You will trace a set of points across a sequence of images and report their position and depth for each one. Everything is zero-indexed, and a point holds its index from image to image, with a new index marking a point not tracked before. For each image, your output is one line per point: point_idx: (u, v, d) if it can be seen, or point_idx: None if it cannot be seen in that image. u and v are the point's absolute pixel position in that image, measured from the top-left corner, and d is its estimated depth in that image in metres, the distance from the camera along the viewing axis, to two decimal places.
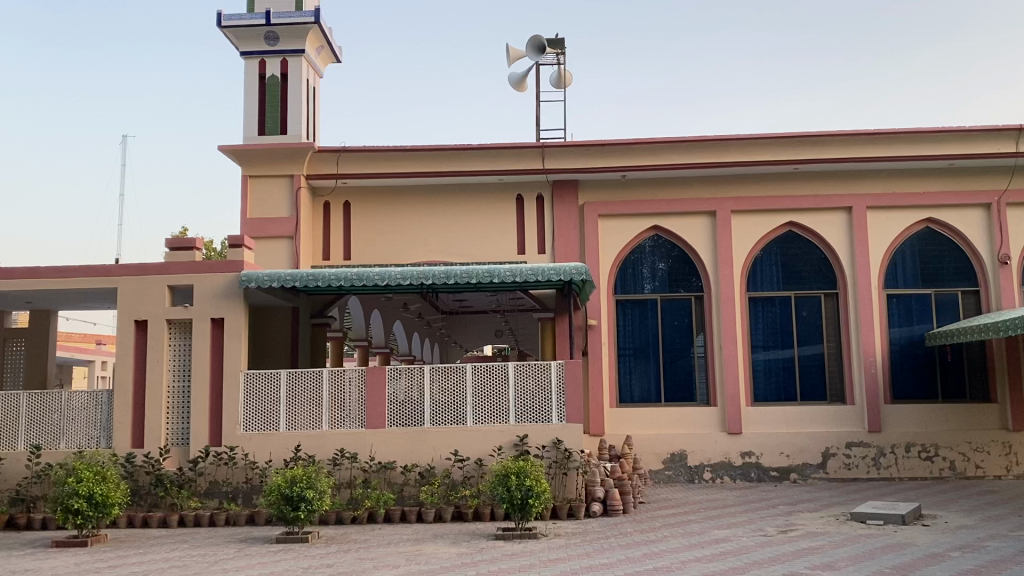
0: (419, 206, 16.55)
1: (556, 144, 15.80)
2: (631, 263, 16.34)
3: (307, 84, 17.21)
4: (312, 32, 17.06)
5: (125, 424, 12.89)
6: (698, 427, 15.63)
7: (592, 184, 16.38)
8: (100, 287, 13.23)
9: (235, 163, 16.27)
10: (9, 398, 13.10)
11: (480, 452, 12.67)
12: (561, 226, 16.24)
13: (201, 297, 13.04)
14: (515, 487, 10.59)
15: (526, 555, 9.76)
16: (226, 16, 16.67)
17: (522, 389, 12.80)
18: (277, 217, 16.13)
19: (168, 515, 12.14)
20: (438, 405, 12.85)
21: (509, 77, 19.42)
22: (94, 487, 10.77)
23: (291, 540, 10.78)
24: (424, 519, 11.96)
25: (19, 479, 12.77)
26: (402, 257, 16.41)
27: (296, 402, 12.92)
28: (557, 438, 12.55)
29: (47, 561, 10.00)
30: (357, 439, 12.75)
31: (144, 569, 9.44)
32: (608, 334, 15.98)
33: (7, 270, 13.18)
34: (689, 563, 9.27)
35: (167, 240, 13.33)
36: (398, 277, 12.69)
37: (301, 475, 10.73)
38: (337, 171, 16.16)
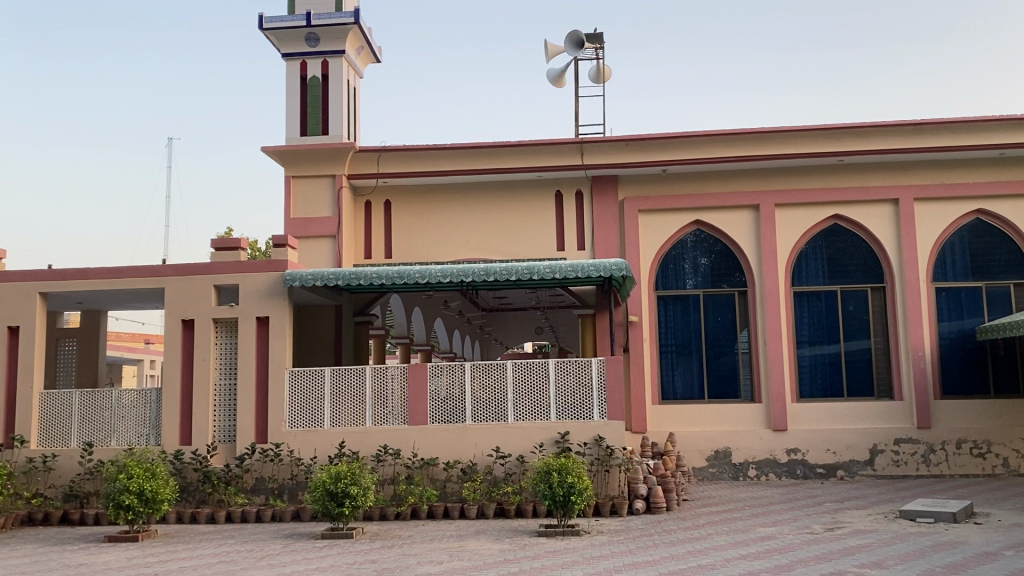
0: (460, 204, 16.59)
1: (595, 139, 15.74)
2: (672, 259, 16.20)
3: (348, 85, 17.37)
4: (353, 32, 17.20)
5: (173, 421, 13.14)
6: (742, 423, 15.46)
7: (632, 179, 16.28)
8: (149, 287, 13.50)
9: (279, 164, 16.47)
10: (62, 397, 13.45)
11: (522, 449, 12.67)
12: (601, 222, 16.18)
13: (247, 296, 13.24)
14: (557, 484, 10.59)
15: (569, 551, 9.76)
16: (268, 18, 16.88)
17: (564, 386, 12.78)
18: (320, 217, 16.32)
19: (217, 511, 12.36)
20: (479, 402, 12.89)
21: (548, 73, 19.38)
22: (144, 483, 10.99)
23: (336, 535, 10.90)
24: (467, 516, 12.00)
25: (73, 475, 13.10)
26: (443, 255, 16.48)
27: (340, 400, 13.06)
28: (599, 435, 12.50)
29: (100, 555, 10.25)
30: (400, 437, 12.84)
31: (194, 564, 9.64)
32: (650, 330, 15.87)
33: (59, 272, 13.52)
34: (733, 561, 9.17)
35: (213, 240, 13.51)
36: (439, 275, 12.73)
37: (346, 471, 10.85)
38: (377, 171, 16.28)
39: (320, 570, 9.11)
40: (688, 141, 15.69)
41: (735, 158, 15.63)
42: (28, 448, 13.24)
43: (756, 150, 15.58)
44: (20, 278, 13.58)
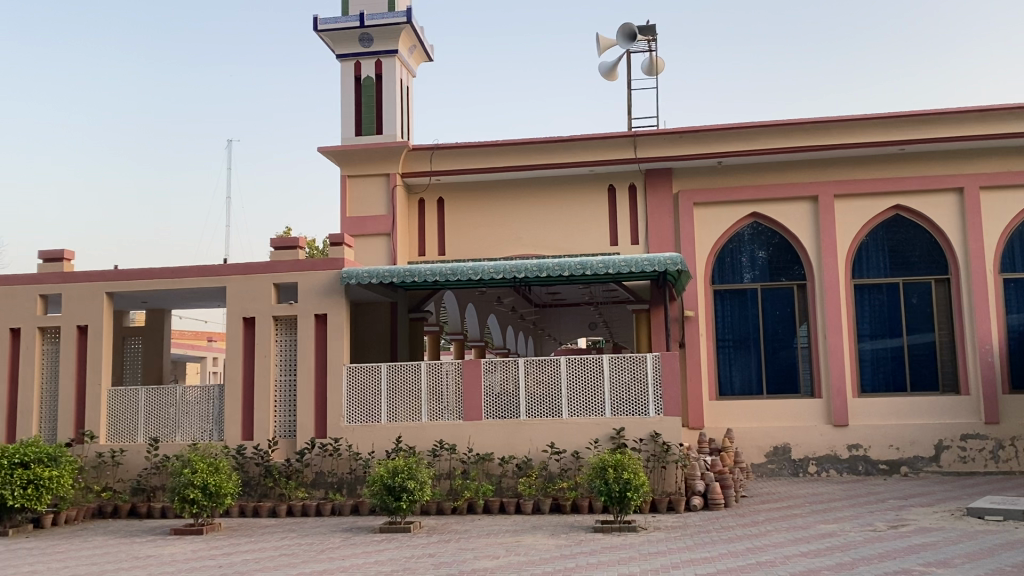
0: (513, 200, 16.62)
1: (649, 132, 15.62)
2: (729, 253, 15.99)
3: (401, 84, 17.52)
4: (405, 32, 17.34)
5: (235, 417, 13.44)
6: (802, 419, 15.19)
7: (687, 172, 16.10)
8: (211, 286, 13.82)
9: (335, 163, 16.70)
10: (130, 393, 13.85)
11: (577, 445, 12.64)
12: (655, 216, 16.04)
13: (305, 294, 13.46)
14: (612, 480, 10.56)
15: (626, 548, 9.71)
16: (323, 20, 17.11)
17: (619, 381, 12.71)
18: (375, 215, 16.50)
19: (278, 505, 12.61)
20: (534, 398, 12.90)
21: (600, 66, 19.28)
22: (208, 477, 11.27)
23: (394, 529, 11.02)
24: (523, 511, 12.04)
25: (140, 470, 13.49)
26: (496, 251, 16.53)
27: (397, 395, 13.19)
28: (655, 431, 12.41)
29: (167, 548, 10.54)
30: (456, 432, 12.93)
31: (256, 557, 9.84)
32: (707, 325, 15.69)
33: (125, 272, 13.92)
34: (794, 558, 9.03)
35: (272, 239, 13.77)
36: (492, 271, 12.76)
37: (402, 466, 10.97)
38: (431, 168, 16.39)
39: (379, 563, 9.23)
40: (743, 133, 15.47)
41: (792, 149, 15.36)
42: (97, 443, 13.67)
43: (814, 140, 15.29)
44: (88, 279, 14.00)
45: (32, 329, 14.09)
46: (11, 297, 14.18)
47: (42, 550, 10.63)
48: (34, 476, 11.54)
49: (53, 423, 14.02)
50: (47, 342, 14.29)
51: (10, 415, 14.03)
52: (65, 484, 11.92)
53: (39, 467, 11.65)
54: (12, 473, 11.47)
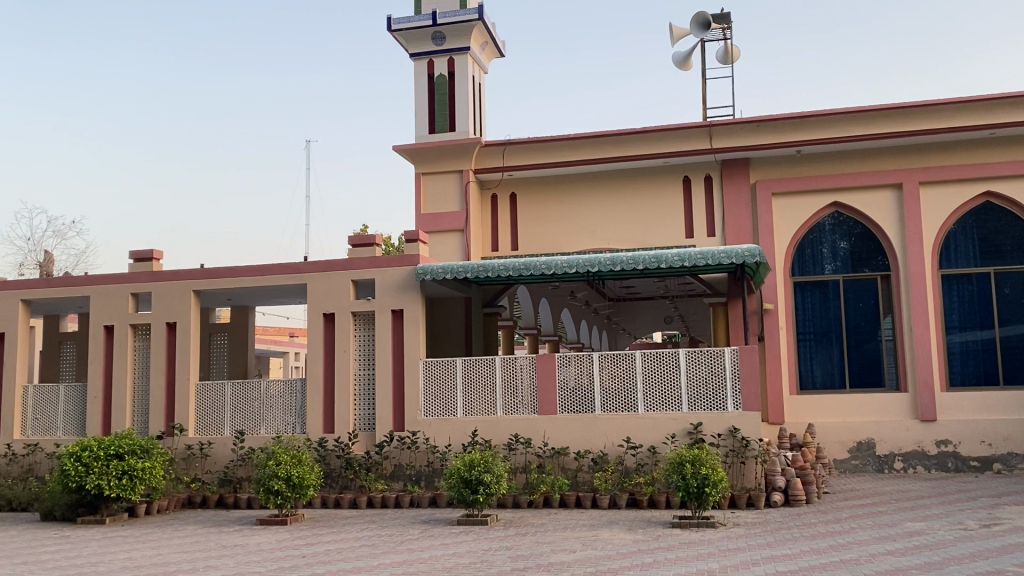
0: (586, 194, 16.59)
1: (723, 122, 15.38)
2: (809, 244, 15.60)
3: (473, 81, 17.65)
4: (477, 29, 17.45)
5: (317, 411, 13.78)
6: (887, 414, 14.74)
7: (764, 161, 15.80)
8: (292, 283, 14.19)
9: (409, 161, 16.95)
10: (217, 388, 14.33)
11: (653, 440, 12.54)
12: (732, 207, 15.80)
13: (382, 290, 13.69)
14: (690, 475, 10.45)
15: (704, 544, 9.59)
16: (396, 20, 17.36)
17: (696, 376, 12.55)
18: (449, 211, 16.70)
19: (358, 496, 12.88)
20: (609, 392, 12.84)
21: (673, 57, 19.04)
22: (292, 469, 11.59)
23: (471, 522, 11.13)
24: (600, 506, 11.99)
25: (227, 462, 13.95)
26: (569, 245, 16.51)
27: (472, 389, 13.32)
28: (734, 426, 12.20)
29: (253, 537, 10.88)
30: (531, 426, 12.99)
31: (338, 547, 10.07)
32: (786, 318, 15.36)
33: (211, 271, 14.40)
34: (880, 557, 8.77)
35: (350, 236, 14.06)
36: (565, 265, 12.71)
37: (479, 459, 11.09)
38: (503, 164, 16.50)
39: (457, 555, 9.34)
40: (823, 120, 15.10)
41: (875, 135, 14.92)
42: (186, 436, 14.19)
43: (897, 126, 14.83)
44: (176, 277, 14.53)
45: (124, 326, 14.70)
46: (105, 296, 14.82)
47: (137, 537, 11.11)
48: (128, 468, 12.05)
49: (144, 416, 14.60)
50: (138, 339, 14.89)
51: (105, 409, 14.67)
52: (157, 476, 12.40)
53: (133, 459, 12.15)
54: (108, 464, 12.00)
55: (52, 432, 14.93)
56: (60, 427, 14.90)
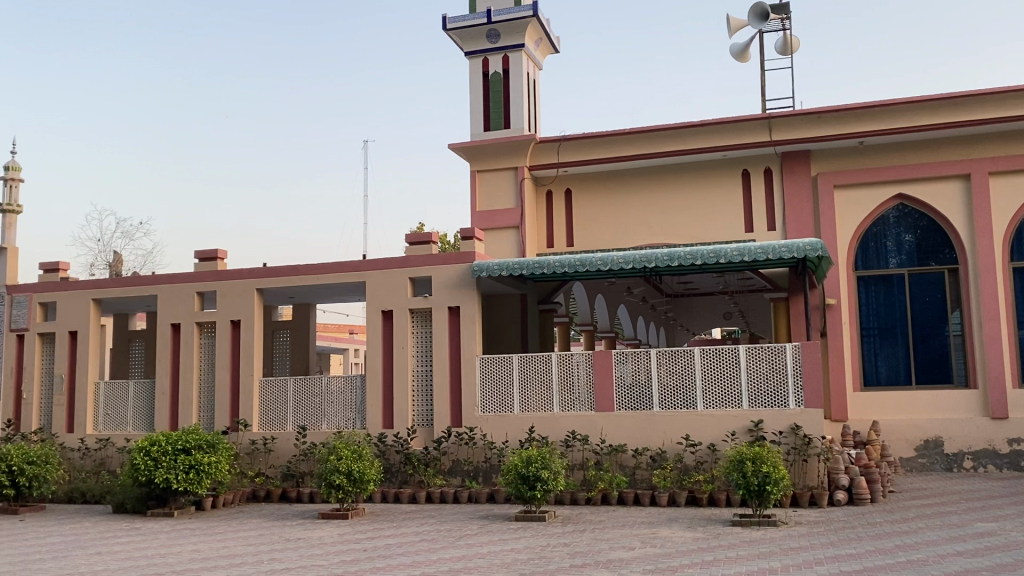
0: (642, 189, 16.49)
1: (783, 114, 15.13)
2: (872, 237, 15.25)
3: (528, 77, 17.67)
4: (532, 25, 17.45)
5: (376, 407, 13.97)
6: (955, 412, 14.33)
7: (826, 153, 15.51)
8: (352, 281, 14.40)
9: (465, 159, 17.07)
10: (279, 384, 14.63)
11: (713, 438, 12.39)
12: (792, 200, 15.54)
13: (439, 287, 13.81)
14: (750, 473, 10.31)
15: (765, 542, 9.47)
16: (452, 19, 17.47)
17: (756, 372, 12.37)
18: (504, 208, 16.76)
19: (418, 491, 13.03)
20: (667, 388, 12.74)
21: (731, 49, 18.78)
22: (352, 464, 11.76)
23: (530, 518, 11.15)
24: (658, 503, 11.91)
25: (290, 456, 14.23)
26: (625, 240, 16.42)
27: (530, 386, 13.34)
28: (796, 423, 12.00)
29: (316, 531, 11.09)
30: (588, 423, 12.95)
31: (399, 541, 10.20)
32: (850, 313, 15.03)
33: (273, 269, 14.69)
34: (949, 558, 8.55)
35: (407, 234, 14.19)
36: (621, 261, 12.63)
37: (536, 455, 11.11)
38: (558, 160, 16.49)
39: (515, 551, 9.37)
40: (886, 110, 14.74)
41: (942, 124, 14.51)
42: (251, 431, 14.51)
43: (965, 115, 14.39)
44: (239, 276, 14.85)
45: (190, 324, 15.08)
46: (171, 295, 15.24)
47: (204, 530, 11.43)
48: (195, 462, 12.37)
49: (210, 411, 14.97)
50: (204, 337, 15.26)
51: (173, 404, 15.09)
52: (223, 470, 12.70)
53: (200, 453, 12.46)
54: (175, 458, 12.34)
55: (122, 427, 15.42)
56: (130, 422, 15.38)
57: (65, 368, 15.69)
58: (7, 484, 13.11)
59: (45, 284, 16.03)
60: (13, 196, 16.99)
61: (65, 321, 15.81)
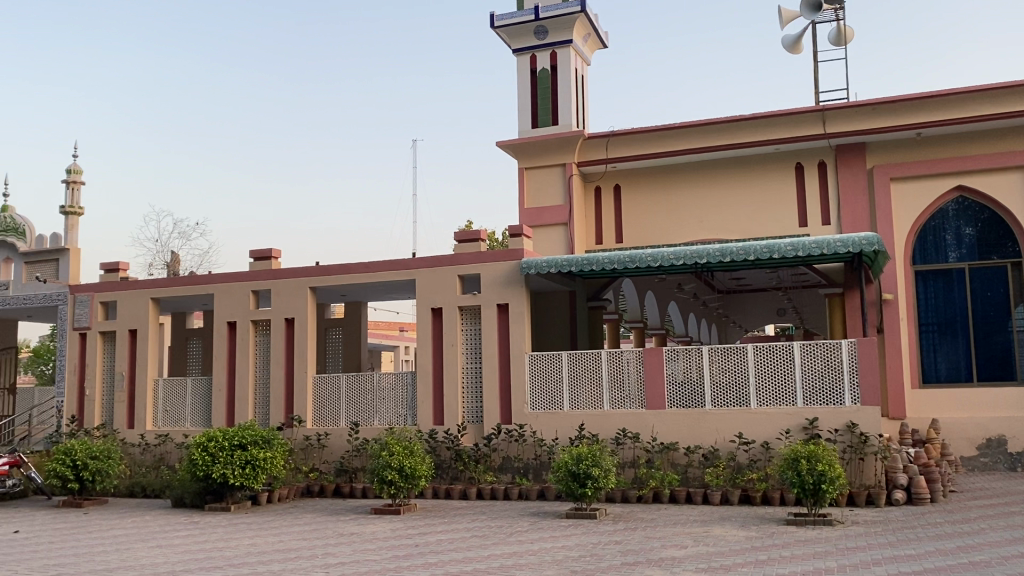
0: (692, 184, 16.33)
1: (837, 106, 14.86)
2: (931, 230, 14.87)
3: (576, 73, 17.63)
4: (580, 21, 17.40)
5: (427, 404, 14.09)
6: (1020, 410, 13.85)
7: (882, 145, 15.20)
8: (402, 279, 14.53)
9: (513, 157, 17.09)
10: (331, 381, 14.83)
11: (767, 435, 12.22)
12: (848, 194, 15.27)
13: (488, 284, 13.86)
14: (805, 471, 10.14)
15: (821, 541, 9.33)
16: (499, 16, 17.51)
17: (810, 369, 12.17)
18: (553, 205, 16.75)
19: (468, 487, 13.11)
20: (719, 385, 12.60)
21: (783, 41, 18.48)
22: (404, 460, 11.88)
23: (580, 515, 11.15)
24: (711, 502, 11.80)
25: (343, 452, 14.42)
26: (675, 236, 16.28)
27: (579, 384, 13.32)
28: (852, 421, 11.77)
29: (369, 526, 11.23)
30: (639, 420, 12.88)
31: (451, 537, 10.28)
32: (907, 309, 14.69)
33: (325, 268, 14.90)
34: (1013, 559, 8.32)
35: (456, 232, 14.26)
36: (671, 257, 12.53)
37: (587, 453, 11.08)
38: (607, 156, 16.42)
39: (566, 548, 9.37)
40: (945, 100, 14.38)
41: (1002, 114, 14.11)
42: (305, 426, 14.75)
43: None
44: (292, 275, 15.09)
45: (246, 322, 15.36)
46: (227, 293, 15.54)
47: (260, 524, 11.66)
48: (251, 457, 12.61)
49: (265, 408, 15.24)
50: (259, 335, 15.52)
51: (229, 401, 15.40)
52: (278, 465, 12.92)
53: (256, 449, 12.69)
54: (232, 453, 12.59)
55: (181, 423, 15.79)
56: (188, 419, 15.74)
57: (125, 366, 16.12)
58: (72, 478, 13.53)
59: (106, 284, 16.48)
60: (75, 199, 17.49)
61: (125, 319, 16.24)
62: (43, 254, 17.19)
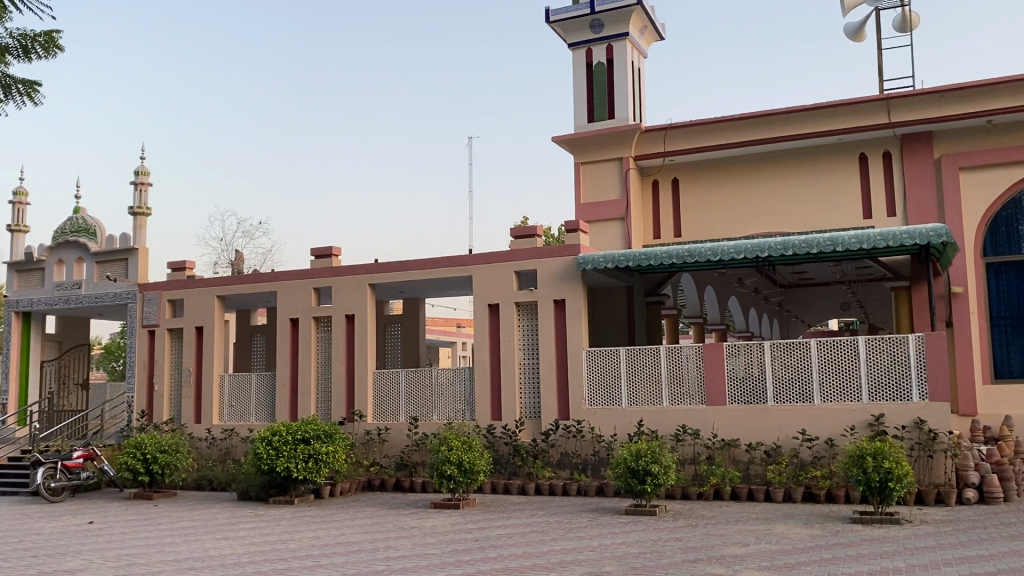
0: (752, 177, 16.08)
1: (902, 94, 14.48)
2: (1003, 221, 14.31)
3: (632, 66, 17.50)
4: (636, 14, 17.27)
5: (485, 399, 14.17)
6: None
7: (950, 134, 14.76)
8: (459, 276, 14.62)
9: (569, 152, 17.07)
10: (391, 376, 15.02)
11: (831, 432, 11.98)
12: (914, 184, 14.86)
13: (545, 280, 13.85)
14: (871, 469, 9.91)
15: (889, 541, 9.12)
16: (555, 11, 17.48)
17: (876, 365, 11.88)
18: (609, 200, 16.68)
19: (527, 483, 13.16)
20: (782, 381, 12.39)
21: (845, 29, 18.05)
22: (463, 455, 11.98)
23: (639, 512, 11.09)
24: (773, 499, 11.63)
25: (403, 447, 14.60)
26: (734, 230, 16.05)
27: (639, 380, 13.23)
28: (919, 417, 11.46)
29: (429, 520, 11.35)
30: (700, 417, 12.75)
31: (510, 532, 10.32)
32: (978, 302, 14.16)
33: (383, 265, 15.08)
34: None
35: (512, 228, 14.29)
36: (731, 251, 12.34)
37: (646, 449, 11.01)
38: (664, 149, 16.26)
39: (626, 545, 9.32)
40: (1017, 86, 13.91)
41: None
42: (365, 421, 14.94)
43: None
44: (352, 272, 15.33)
45: (308, 319, 15.64)
46: (290, 291, 15.85)
47: (323, 517, 11.88)
48: (314, 451, 12.83)
49: (327, 403, 15.50)
50: (321, 331, 15.77)
51: (291, 396, 15.69)
52: (339, 459, 13.14)
53: (318, 443, 12.91)
54: (296, 448, 12.83)
55: (246, 418, 16.15)
56: (253, 414, 16.10)
57: (192, 362, 16.56)
58: (142, 471, 13.95)
59: (173, 282, 16.95)
60: (143, 199, 18.02)
61: (192, 317, 16.69)
62: (114, 254, 17.71)
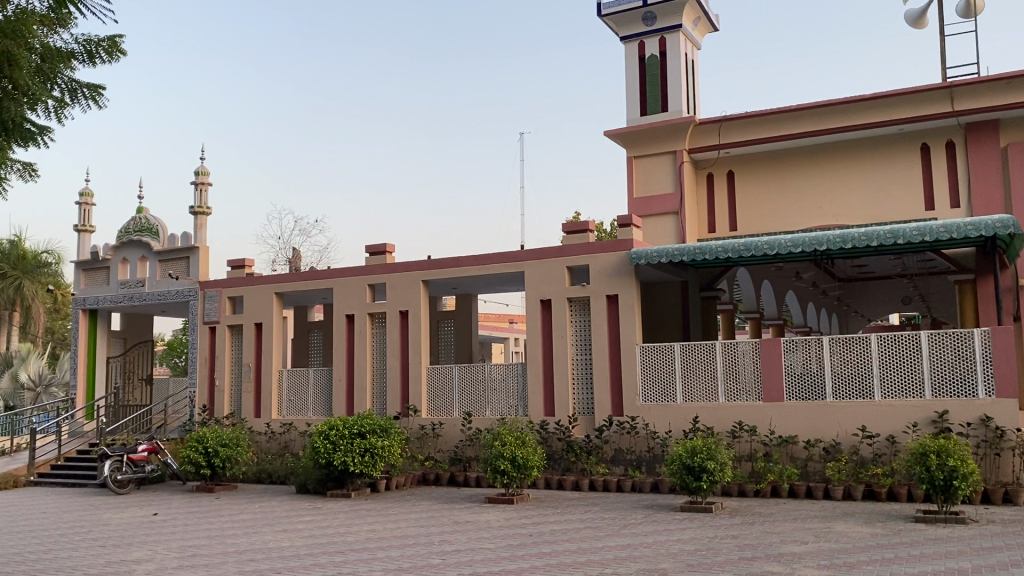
0: (809, 169, 15.78)
1: (966, 81, 14.03)
2: None
3: (686, 58, 17.30)
4: (689, 5, 17.07)
5: (538, 395, 14.18)
6: None
7: (1017, 121, 14.27)
8: (512, 272, 14.65)
9: (622, 145, 16.96)
10: (445, 372, 15.12)
11: (893, 429, 11.71)
12: (979, 174, 14.39)
13: (598, 276, 13.80)
14: (935, 467, 9.66)
15: (953, 541, 8.88)
16: (607, 4, 17.38)
17: (940, 360, 11.57)
18: (663, 194, 16.53)
19: (581, 479, 13.13)
20: (840, 377, 12.13)
21: (906, 16, 17.57)
22: (516, 450, 12.00)
23: (695, 509, 10.98)
24: (833, 497, 11.43)
25: (457, 442, 14.71)
26: (790, 223, 15.79)
27: (693, 376, 13.10)
28: (986, 415, 11.12)
29: (484, 514, 11.41)
30: (757, 413, 12.58)
31: (564, 528, 10.32)
32: None
33: (436, 262, 15.19)
34: None
35: (564, 223, 14.27)
36: (788, 244, 12.13)
37: (701, 446, 10.90)
38: (718, 142, 16.07)
39: (681, 541, 9.24)
40: None
41: None
42: (420, 416, 15.08)
43: None
44: (406, 269, 15.47)
45: (363, 315, 15.85)
46: (345, 287, 16.07)
47: (379, 511, 12.02)
48: (369, 446, 12.99)
49: (382, 398, 15.68)
50: (376, 327, 15.96)
51: (348, 391, 15.92)
52: (395, 453, 13.28)
53: (374, 437, 13.07)
54: (352, 441, 13.02)
55: (303, 412, 16.43)
56: (310, 408, 16.37)
57: (251, 358, 16.91)
58: (204, 465, 14.31)
59: (232, 280, 17.32)
60: (203, 199, 18.44)
61: (251, 313, 17.05)
62: (176, 253, 18.17)
